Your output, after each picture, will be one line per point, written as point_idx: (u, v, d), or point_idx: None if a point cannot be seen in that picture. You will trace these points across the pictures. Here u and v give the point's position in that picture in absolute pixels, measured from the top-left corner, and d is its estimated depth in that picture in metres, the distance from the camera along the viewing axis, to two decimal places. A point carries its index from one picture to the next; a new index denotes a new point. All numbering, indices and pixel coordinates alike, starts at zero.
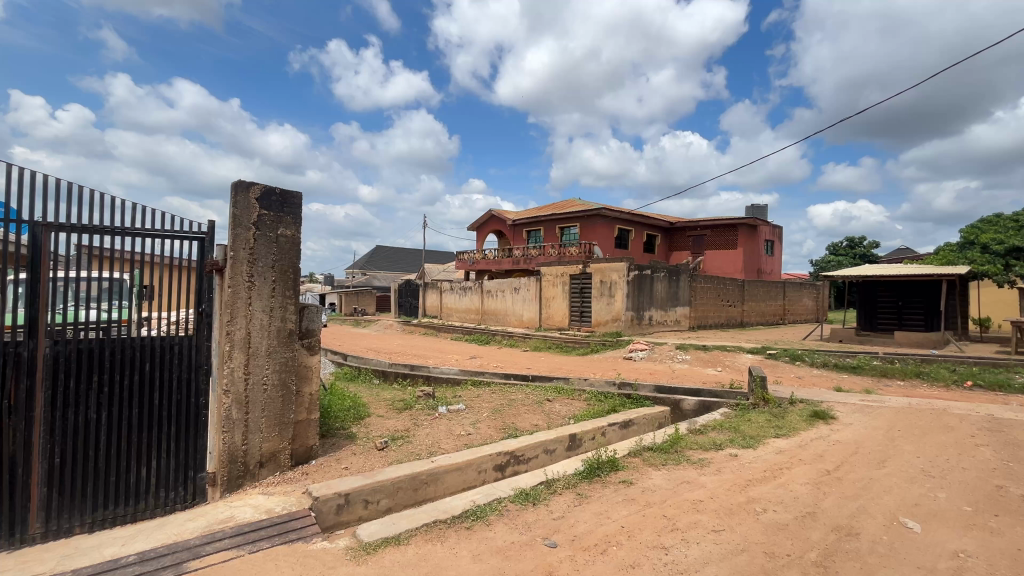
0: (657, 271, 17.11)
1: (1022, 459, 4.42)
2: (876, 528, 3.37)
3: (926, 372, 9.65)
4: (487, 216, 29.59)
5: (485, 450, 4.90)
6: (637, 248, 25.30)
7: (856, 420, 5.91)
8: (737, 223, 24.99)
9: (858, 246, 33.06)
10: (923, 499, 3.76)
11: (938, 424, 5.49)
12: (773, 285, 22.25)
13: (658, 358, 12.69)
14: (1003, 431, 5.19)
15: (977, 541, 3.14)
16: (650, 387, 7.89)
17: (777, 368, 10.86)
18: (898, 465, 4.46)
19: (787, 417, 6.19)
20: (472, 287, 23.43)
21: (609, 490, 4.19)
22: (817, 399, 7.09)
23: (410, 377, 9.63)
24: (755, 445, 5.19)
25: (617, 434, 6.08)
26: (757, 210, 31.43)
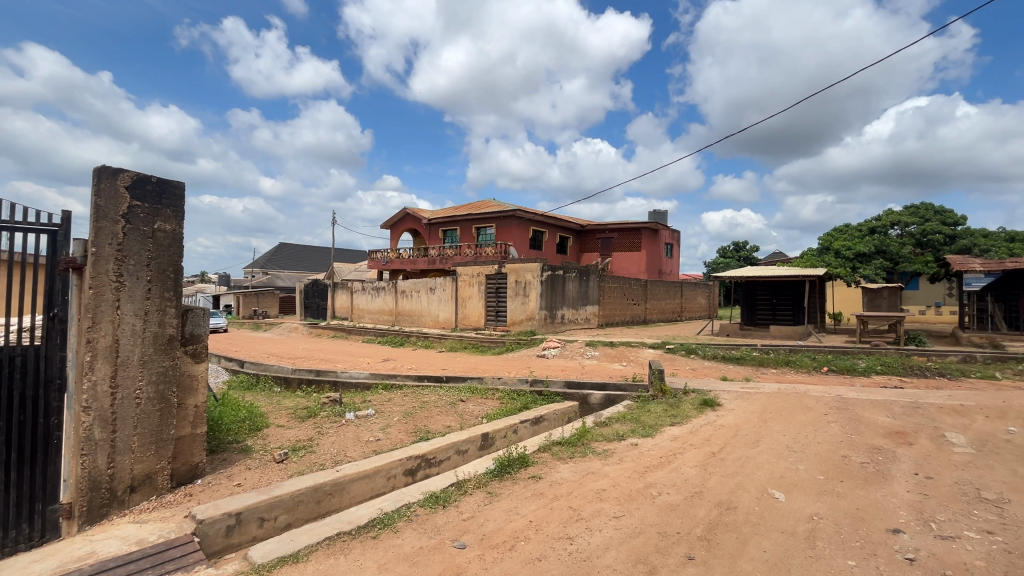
0: (569, 271, 17.81)
1: (861, 431, 5.24)
2: (751, 501, 3.78)
3: (793, 361, 11.09)
4: (401, 214, 28.82)
5: (394, 455, 4.75)
6: (551, 249, 26.12)
7: (737, 405, 6.62)
8: (641, 227, 26.79)
9: (742, 250, 37.08)
10: (787, 472, 4.30)
11: (800, 405, 6.33)
12: (671, 285, 24.16)
13: (569, 355, 13.22)
14: (847, 408, 6.13)
15: (827, 504, 3.66)
16: (560, 383, 8.19)
17: (675, 361, 11.81)
18: (769, 443, 5.06)
19: (681, 406, 6.77)
20: (386, 287, 22.69)
21: (519, 486, 4.28)
22: (705, 388, 7.84)
23: (315, 383, 9.07)
24: (653, 434, 5.59)
25: (528, 430, 6.22)
26: (658, 216, 33.96)
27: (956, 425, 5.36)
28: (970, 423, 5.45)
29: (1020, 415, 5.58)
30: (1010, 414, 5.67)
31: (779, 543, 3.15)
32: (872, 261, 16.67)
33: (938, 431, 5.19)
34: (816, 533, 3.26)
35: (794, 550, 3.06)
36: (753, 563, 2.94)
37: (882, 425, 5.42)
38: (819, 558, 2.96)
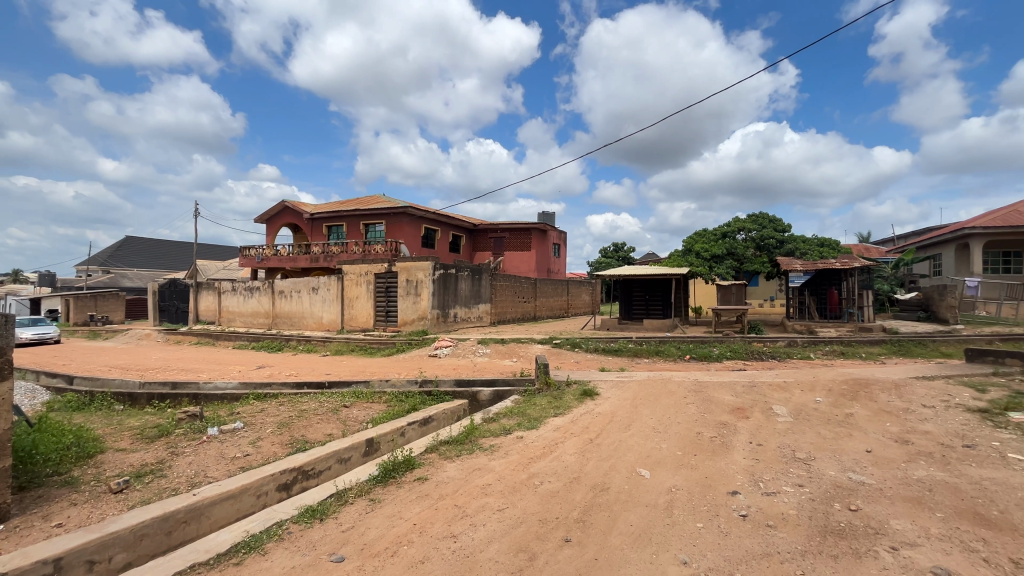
0: (461, 270, 17.84)
1: (711, 409, 6.02)
2: (621, 480, 4.13)
3: (662, 351, 12.36)
4: (279, 206, 26.40)
5: (265, 470, 4.34)
6: (443, 247, 25.90)
7: (612, 393, 7.20)
8: (530, 227, 27.73)
9: (621, 250, 40.36)
10: (652, 451, 4.77)
11: (664, 390, 7.07)
12: (559, 284, 25.43)
13: (461, 353, 13.24)
14: (701, 390, 7.00)
15: (683, 476, 4.14)
16: (450, 382, 8.18)
17: (561, 355, 12.45)
18: (639, 426, 5.57)
19: (564, 397, 7.16)
20: (261, 287, 20.62)
21: (404, 490, 4.17)
22: (586, 379, 8.41)
23: (169, 397, 7.91)
24: (538, 426, 5.83)
25: (416, 432, 6.10)
26: (547, 216, 35.48)
27: (781, 399, 6.41)
28: (790, 396, 6.56)
29: (824, 386, 6.86)
30: (817, 386, 6.95)
31: (643, 516, 3.48)
32: (723, 262, 19.25)
33: (768, 405, 6.16)
34: (674, 503, 3.66)
35: (655, 520, 3.42)
36: (621, 537, 3.21)
37: (727, 403, 6.28)
38: (675, 524, 3.33)
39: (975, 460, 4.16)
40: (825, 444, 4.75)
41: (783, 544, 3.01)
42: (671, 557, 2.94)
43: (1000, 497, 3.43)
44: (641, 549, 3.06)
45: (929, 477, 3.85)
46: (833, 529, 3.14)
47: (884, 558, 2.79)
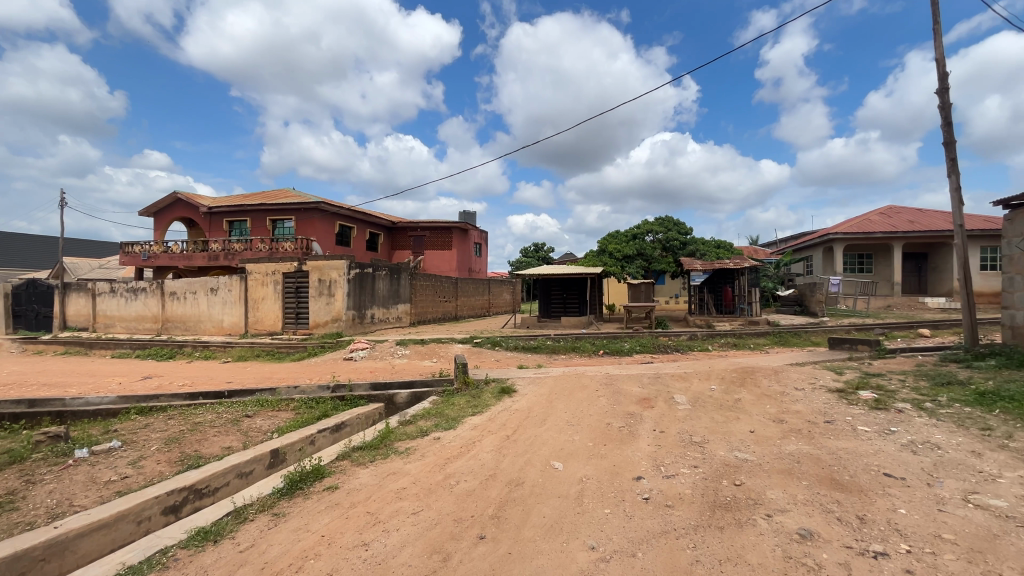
0: (378, 269, 17.27)
1: (620, 400, 6.39)
2: (535, 474, 4.24)
3: (578, 347, 12.88)
4: (169, 198, 23.73)
5: (148, 493, 3.88)
6: (359, 245, 24.84)
7: (529, 390, 7.38)
8: (451, 226, 27.50)
9: (541, 250, 41.42)
10: (566, 444, 4.95)
11: (578, 384, 7.37)
12: (480, 283, 25.48)
13: (378, 355, 12.79)
14: (611, 383, 7.40)
15: (593, 465, 4.36)
16: (365, 385, 7.90)
17: (481, 354, 12.51)
18: (553, 420, 5.76)
19: (482, 396, 7.21)
20: (147, 288, 18.38)
21: (312, 501, 3.95)
22: (504, 376, 8.53)
23: (25, 417, 6.77)
24: (456, 426, 5.81)
25: (327, 440, 5.80)
26: (468, 216, 35.39)
27: (681, 388, 6.97)
28: (689, 385, 7.15)
29: (717, 375, 7.57)
30: (712, 375, 7.64)
31: (555, 507, 3.61)
32: (634, 262, 20.27)
33: (670, 394, 6.66)
34: (584, 492, 3.84)
35: (566, 510, 3.55)
36: (534, 529, 3.30)
37: (634, 394, 6.70)
38: (585, 512, 3.49)
39: (833, 434, 4.83)
40: (717, 427, 5.24)
41: (679, 521, 3.27)
42: (580, 544, 3.07)
43: (851, 464, 4.01)
44: (553, 539, 3.17)
45: (798, 451, 4.40)
46: (721, 503, 3.47)
47: (761, 525, 3.14)
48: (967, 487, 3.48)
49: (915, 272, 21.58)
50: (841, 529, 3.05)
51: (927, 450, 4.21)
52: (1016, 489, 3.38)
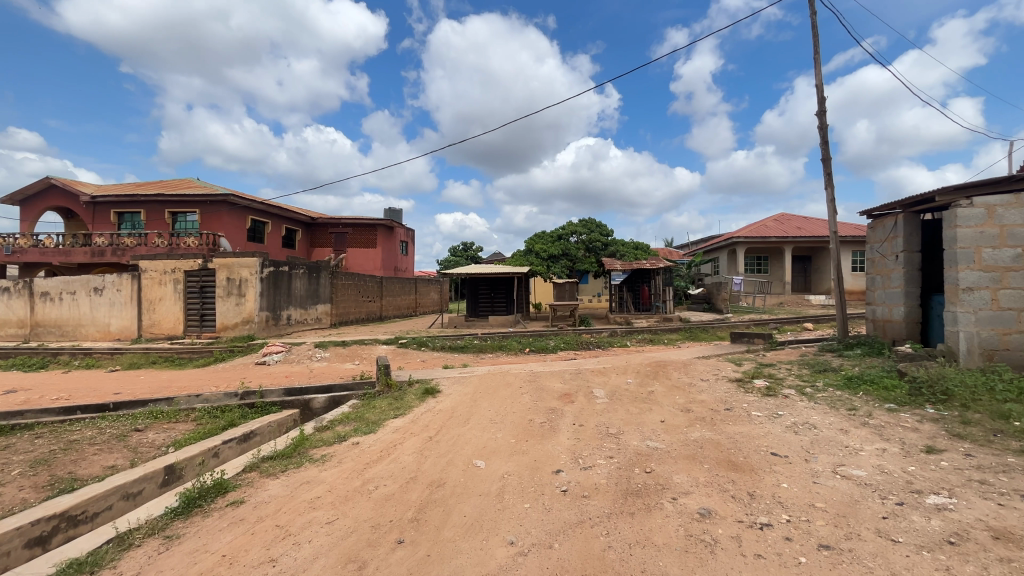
0: (295, 268, 16.28)
1: (542, 396, 6.56)
2: (457, 474, 4.22)
3: (505, 346, 13.03)
4: (41, 184, 20.68)
5: (6, 524, 3.36)
6: (273, 241, 23.22)
7: (453, 389, 7.34)
8: (375, 223, 26.58)
9: (469, 250, 41.37)
10: (488, 442, 4.98)
11: (502, 383, 7.44)
12: (406, 282, 24.89)
13: (294, 359, 12.06)
14: (534, 379, 7.57)
15: (514, 461, 4.42)
16: (278, 391, 7.44)
17: (406, 355, 12.22)
18: (477, 419, 5.77)
19: (405, 397, 7.06)
20: (11, 287, 15.86)
21: (212, 519, 3.63)
22: (428, 377, 8.41)
23: None
24: (376, 429, 5.64)
25: (234, 451, 5.37)
26: (393, 213, 34.45)
27: (600, 382, 7.30)
28: (607, 379, 7.49)
29: (632, 369, 8.01)
30: (628, 369, 8.08)
31: (476, 505, 3.62)
32: (559, 262, 20.80)
33: (589, 389, 6.94)
34: (504, 488, 3.89)
35: (487, 507, 3.57)
36: (454, 529, 3.29)
37: (556, 390, 6.89)
38: (505, 509, 3.54)
39: (731, 420, 5.29)
40: (631, 419, 5.54)
41: (594, 510, 3.42)
42: (499, 540, 3.10)
43: (745, 447, 4.42)
44: (472, 537, 3.17)
45: (701, 437, 4.78)
46: (632, 491, 3.68)
47: (667, 507, 3.37)
48: (836, 460, 3.99)
49: (802, 273, 24.28)
50: (734, 505, 3.36)
51: (806, 430, 4.76)
52: (873, 460, 3.93)
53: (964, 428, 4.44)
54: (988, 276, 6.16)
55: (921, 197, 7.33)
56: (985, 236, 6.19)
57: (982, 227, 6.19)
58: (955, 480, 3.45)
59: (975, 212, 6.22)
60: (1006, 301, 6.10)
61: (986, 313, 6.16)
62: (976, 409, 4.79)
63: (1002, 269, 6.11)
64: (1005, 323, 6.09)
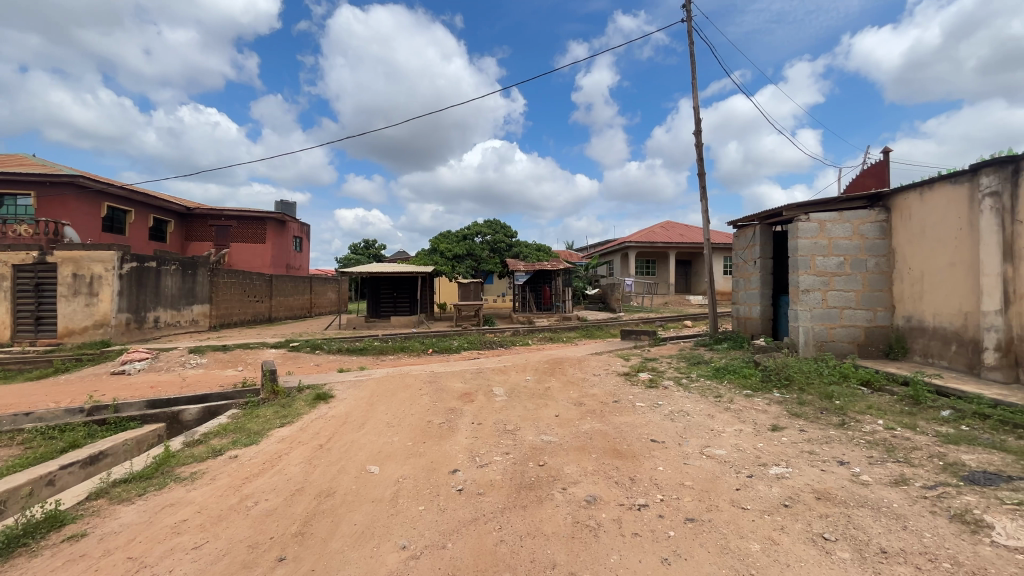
0: (164, 263, 14.34)
1: (442, 397, 6.52)
2: (349, 482, 4.04)
3: (407, 347, 12.71)
4: None
5: None
6: (137, 233, 20.24)
7: (347, 394, 6.99)
8: (264, 217, 24.38)
9: (371, 248, 39.73)
10: (384, 447, 4.83)
11: (401, 384, 7.26)
12: (299, 281, 23.17)
13: (162, 366, 10.62)
14: (434, 380, 7.48)
15: (410, 465, 4.33)
16: (139, 404, 6.54)
17: (298, 359, 11.38)
18: (372, 424, 5.57)
19: (294, 404, 6.57)
20: None
21: (42, 559, 3.07)
22: (321, 382, 7.91)
23: None
24: (258, 440, 5.18)
25: (76, 476, 4.59)
26: (286, 206, 31.91)
27: (499, 381, 7.43)
28: (507, 377, 7.66)
29: (531, 367, 8.26)
30: (528, 367, 8.31)
31: (368, 513, 3.49)
32: (463, 262, 20.77)
33: (489, 387, 7.03)
34: (399, 493, 3.80)
35: (380, 513, 3.46)
36: (342, 539, 3.14)
37: (456, 390, 6.88)
38: (399, 513, 3.46)
39: (618, 411, 5.70)
40: (528, 415, 5.72)
41: (488, 506, 3.48)
42: (391, 546, 3.03)
43: (629, 435, 4.79)
44: (362, 546, 3.05)
45: (590, 428, 5.08)
46: (526, 484, 3.80)
47: (557, 498, 3.54)
48: (703, 442, 4.49)
49: (683, 275, 26.89)
50: (617, 490, 3.62)
51: (680, 417, 5.28)
52: (732, 440, 4.49)
53: (800, 407, 5.26)
54: (820, 280, 7.34)
55: (772, 212, 8.51)
56: (818, 246, 7.35)
57: (816, 238, 7.35)
58: (792, 452, 4.07)
59: (811, 225, 7.36)
60: (832, 300, 7.31)
61: (819, 310, 7.33)
62: (809, 391, 5.69)
63: (829, 274, 7.31)
64: (831, 318, 7.29)
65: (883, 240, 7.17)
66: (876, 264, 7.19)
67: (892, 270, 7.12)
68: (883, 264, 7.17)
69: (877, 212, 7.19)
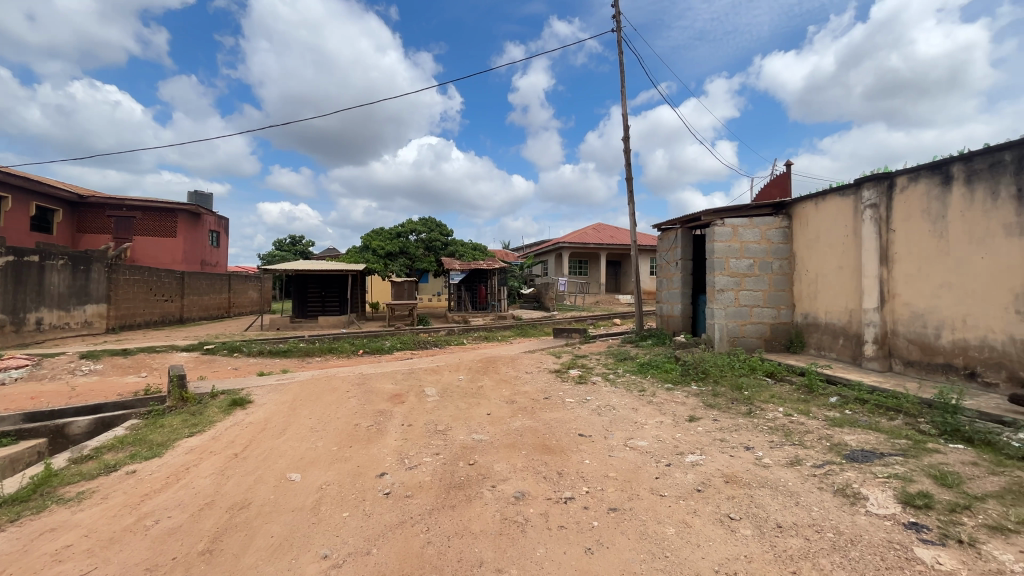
0: (50, 258, 12.69)
1: (371, 399, 6.31)
2: (266, 492, 3.80)
3: (335, 348, 12.18)
4: None
5: None
6: (17, 223, 17.76)
7: (268, 399, 6.57)
8: (174, 208, 22.33)
9: (298, 244, 37.66)
10: (306, 453, 4.60)
11: (327, 388, 6.93)
12: (216, 279, 21.45)
13: (47, 374, 9.37)
14: (363, 382, 7.22)
15: (335, 471, 4.15)
16: (14, 417, 5.75)
17: (213, 363, 10.53)
18: (295, 429, 5.27)
19: (205, 412, 6.07)
20: None
21: None
22: (238, 387, 7.36)
23: None
24: (162, 452, 4.73)
25: None
26: (200, 197, 29.39)
27: (431, 381, 7.32)
28: (440, 377, 7.57)
29: (465, 366, 8.22)
30: (461, 367, 8.26)
31: (286, 523, 3.30)
32: (397, 260, 20.23)
33: (421, 388, 6.90)
34: (321, 500, 3.62)
35: (300, 523, 3.29)
36: (256, 554, 2.94)
37: (386, 392, 6.70)
38: (321, 521, 3.30)
39: (549, 407, 5.83)
40: (459, 414, 5.69)
41: (416, 509, 3.42)
42: (311, 556, 2.89)
43: (558, 431, 4.91)
44: (278, 559, 2.88)
45: (521, 425, 5.15)
46: (455, 484, 3.78)
47: (486, 496, 3.55)
48: (627, 435, 4.71)
49: (613, 276, 28.04)
50: (545, 485, 3.70)
51: (607, 411, 5.50)
52: (654, 431, 4.75)
53: (714, 398, 5.67)
54: (733, 280, 7.94)
55: (692, 216, 9.09)
56: (731, 249, 7.95)
57: (730, 242, 7.94)
58: (705, 440, 4.37)
59: (726, 230, 7.94)
60: (743, 299, 7.94)
61: (731, 309, 7.93)
62: (722, 383, 6.16)
63: (741, 275, 7.93)
64: (742, 316, 7.92)
65: (786, 245, 7.89)
66: (780, 266, 7.91)
67: (793, 271, 7.86)
68: (786, 267, 7.90)
69: (781, 219, 7.91)
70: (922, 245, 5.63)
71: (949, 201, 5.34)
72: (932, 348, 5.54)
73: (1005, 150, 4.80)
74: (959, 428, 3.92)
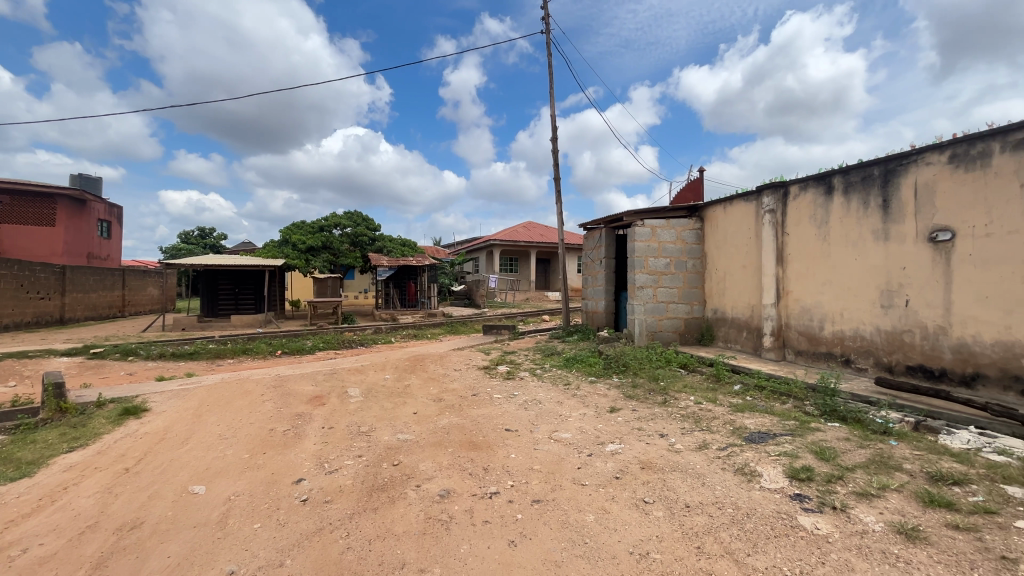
0: None
1: (288, 402, 5.95)
2: (164, 508, 3.45)
3: (250, 349, 11.33)
4: None
5: None
6: None
7: (168, 406, 5.97)
8: (53, 193, 19.63)
9: (208, 237, 34.61)
10: (213, 462, 4.23)
11: (238, 392, 6.42)
12: (107, 274, 19.14)
13: None
14: (280, 384, 6.78)
15: (245, 480, 3.86)
16: None
17: (102, 368, 9.39)
18: (199, 438, 4.83)
19: (89, 424, 5.39)
20: None
21: None
22: (131, 394, 6.61)
23: None
24: (33, 472, 4.14)
25: None
26: (86, 181, 25.99)
27: (355, 381, 7.04)
28: (364, 377, 7.30)
29: (392, 365, 8.00)
30: (388, 366, 8.03)
31: (187, 541, 3.02)
32: (319, 255, 19.15)
33: (344, 389, 6.62)
34: (229, 513, 3.36)
35: (203, 539, 3.03)
36: None
37: (306, 394, 6.34)
38: (228, 535, 3.06)
39: (477, 404, 5.83)
40: (384, 414, 5.53)
41: (335, 514, 3.27)
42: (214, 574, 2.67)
43: (484, 427, 4.93)
44: None
45: (448, 423, 5.11)
46: (377, 486, 3.66)
47: (410, 496, 3.48)
48: (552, 428, 4.84)
49: (543, 273, 28.64)
50: (470, 481, 3.71)
51: (533, 406, 5.61)
52: (577, 423, 4.92)
53: (633, 390, 5.99)
54: (652, 278, 8.42)
55: (615, 216, 9.49)
56: (650, 249, 8.42)
57: (649, 241, 8.40)
58: (624, 430, 4.60)
59: (645, 230, 8.39)
60: (661, 296, 8.45)
61: (651, 304, 8.41)
62: (641, 375, 6.52)
63: (659, 273, 8.44)
64: (660, 311, 8.43)
65: (698, 245, 8.50)
66: (693, 265, 8.50)
67: (704, 270, 8.49)
68: (698, 266, 8.51)
69: (695, 221, 8.50)
70: (810, 247, 6.31)
71: (831, 209, 6.03)
72: (817, 339, 6.23)
73: (874, 165, 5.50)
74: (836, 408, 4.45)
